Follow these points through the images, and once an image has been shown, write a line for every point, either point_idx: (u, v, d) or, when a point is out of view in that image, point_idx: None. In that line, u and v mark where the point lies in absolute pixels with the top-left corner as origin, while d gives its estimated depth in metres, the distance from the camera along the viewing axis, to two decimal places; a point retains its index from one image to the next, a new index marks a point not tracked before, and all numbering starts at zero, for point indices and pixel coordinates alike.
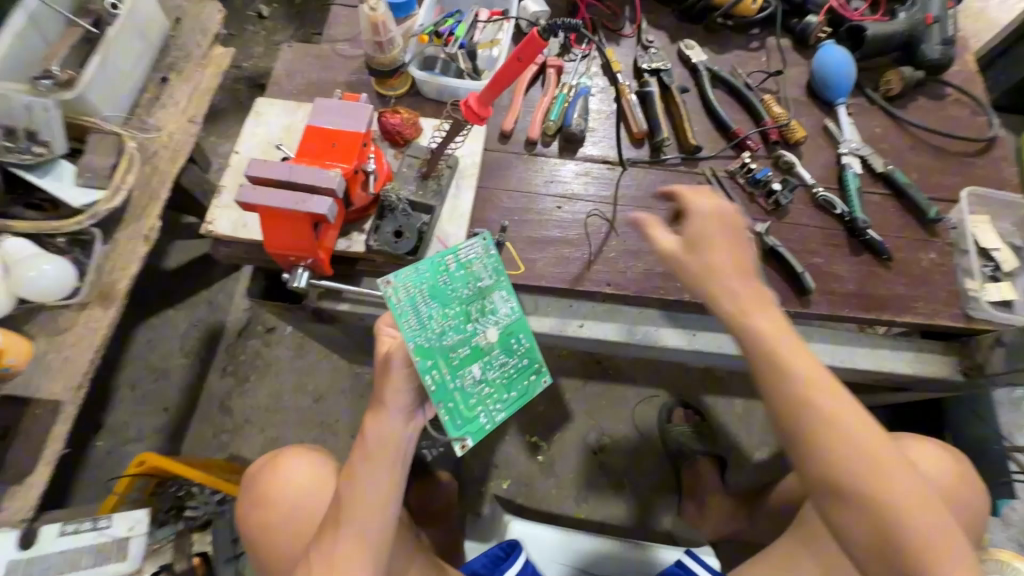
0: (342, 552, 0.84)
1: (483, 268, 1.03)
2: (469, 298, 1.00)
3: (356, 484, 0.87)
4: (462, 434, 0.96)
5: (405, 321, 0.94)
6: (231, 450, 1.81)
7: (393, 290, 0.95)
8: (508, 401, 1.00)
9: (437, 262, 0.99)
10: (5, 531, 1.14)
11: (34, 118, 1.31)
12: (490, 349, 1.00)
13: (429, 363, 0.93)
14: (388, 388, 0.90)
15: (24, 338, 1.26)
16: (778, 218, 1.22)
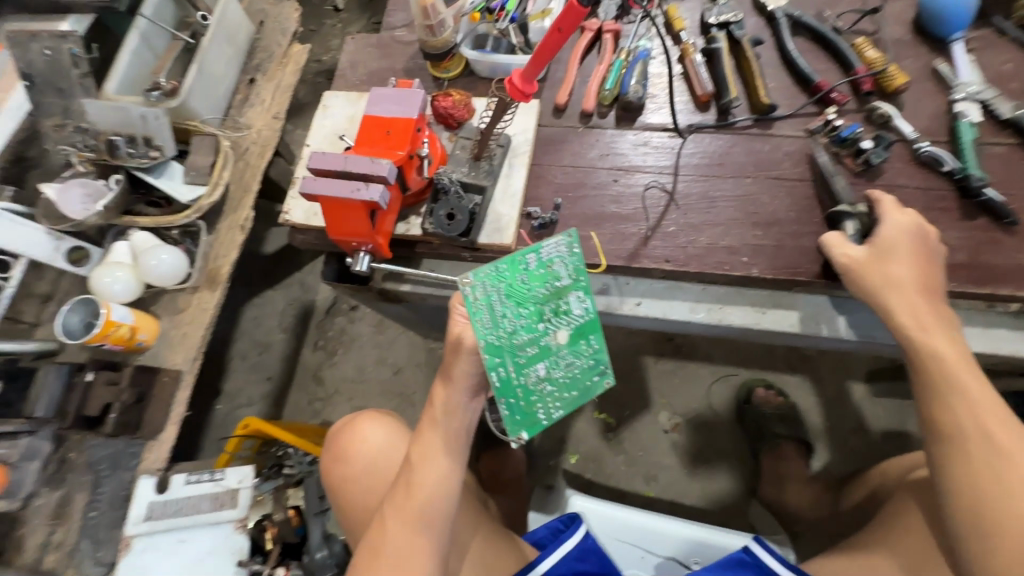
0: (414, 508, 0.92)
1: (564, 268, 0.97)
2: (545, 297, 0.97)
3: (427, 447, 0.95)
4: (520, 430, 0.97)
5: (478, 319, 0.93)
6: (323, 416, 2.00)
7: (470, 287, 0.93)
8: (567, 401, 0.99)
9: (518, 260, 0.95)
10: (144, 478, 1.36)
11: (149, 126, 1.48)
12: (558, 349, 0.98)
13: (497, 361, 0.94)
14: (454, 363, 0.96)
15: (153, 318, 1.49)
16: (868, 180, 1.09)
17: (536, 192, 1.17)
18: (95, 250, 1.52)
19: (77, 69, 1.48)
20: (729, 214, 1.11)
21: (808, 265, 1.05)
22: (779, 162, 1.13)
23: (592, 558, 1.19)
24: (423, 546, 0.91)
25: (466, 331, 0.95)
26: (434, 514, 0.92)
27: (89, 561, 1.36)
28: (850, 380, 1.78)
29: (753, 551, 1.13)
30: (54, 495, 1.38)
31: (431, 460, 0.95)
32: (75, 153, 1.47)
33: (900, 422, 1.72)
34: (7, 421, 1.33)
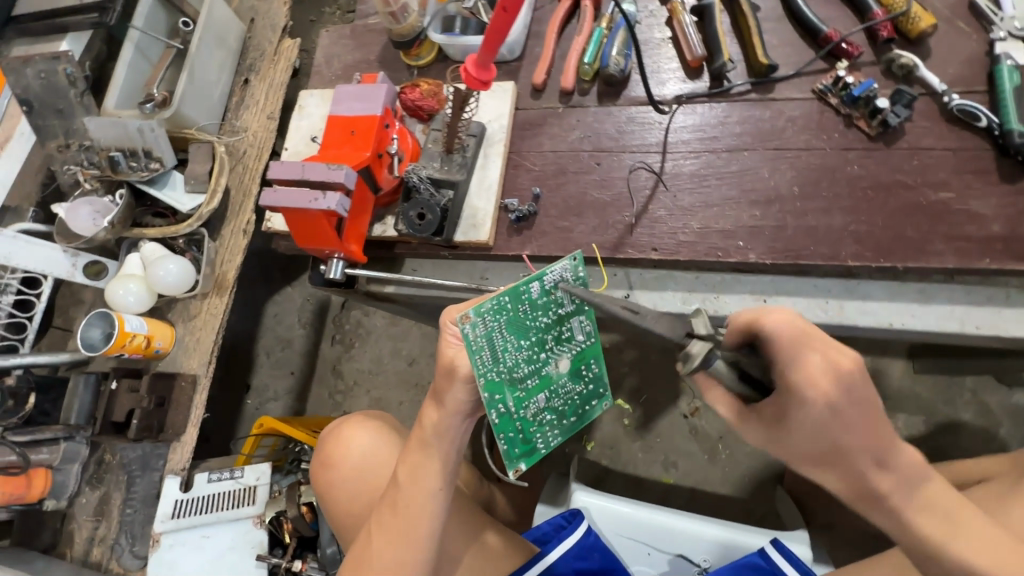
0: (400, 530, 0.91)
1: (569, 294, 0.88)
2: (547, 326, 0.88)
3: (415, 471, 0.92)
4: (519, 462, 0.91)
5: (477, 356, 0.84)
6: (344, 408, 2.05)
7: (470, 323, 0.84)
8: (565, 427, 0.95)
9: (521, 291, 0.85)
10: (171, 478, 1.41)
11: (146, 139, 1.47)
12: (559, 378, 0.92)
13: (497, 398, 0.87)
14: (446, 389, 0.88)
15: (167, 324, 1.54)
16: (885, 143, 0.96)
17: (514, 182, 1.12)
18: (111, 263, 1.57)
19: (75, 89, 1.53)
20: (723, 192, 1.00)
21: (813, 246, 0.94)
22: (781, 130, 1.01)
23: (594, 555, 1.12)
24: (407, 566, 0.90)
25: (459, 359, 0.86)
26: (419, 537, 0.91)
27: (127, 556, 1.43)
28: (890, 357, 1.62)
29: (768, 556, 1.05)
30: (95, 493, 1.48)
31: (418, 484, 0.91)
32: (80, 171, 1.49)
33: (948, 401, 1.56)
34: (45, 429, 1.42)
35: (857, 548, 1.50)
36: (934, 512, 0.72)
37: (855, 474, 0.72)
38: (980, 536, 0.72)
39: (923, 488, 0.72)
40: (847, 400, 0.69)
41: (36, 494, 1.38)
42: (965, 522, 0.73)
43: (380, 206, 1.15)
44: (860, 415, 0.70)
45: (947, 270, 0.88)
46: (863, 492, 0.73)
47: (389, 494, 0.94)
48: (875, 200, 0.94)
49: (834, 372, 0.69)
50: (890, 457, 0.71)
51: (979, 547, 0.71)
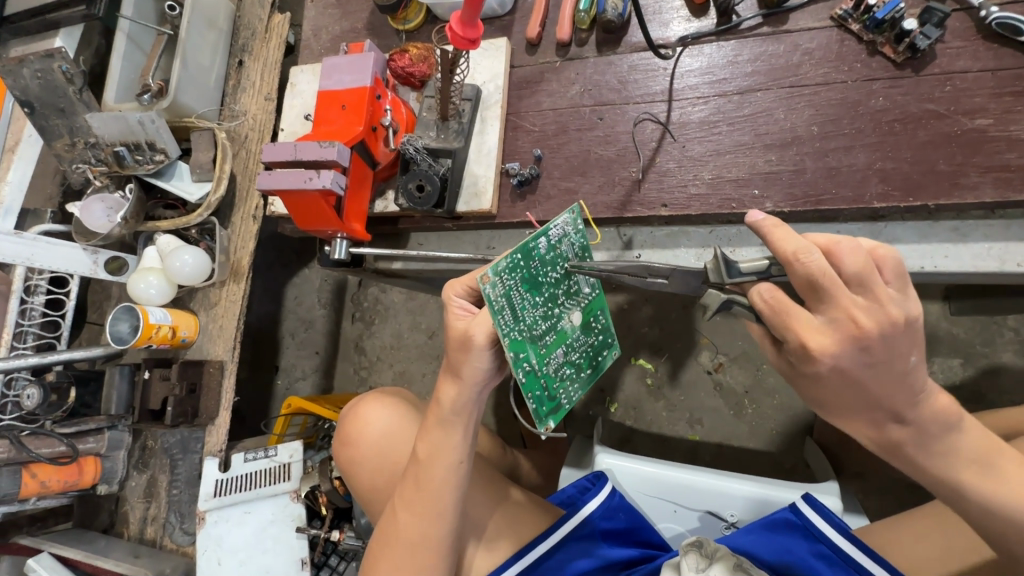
0: (424, 504, 0.93)
1: (571, 248, 0.88)
2: (556, 281, 0.87)
3: (434, 447, 0.93)
4: (549, 421, 0.86)
5: (500, 316, 0.80)
6: (370, 382, 2.10)
7: (490, 283, 0.79)
8: (584, 379, 0.94)
9: (530, 247, 0.82)
10: (209, 459, 1.47)
11: (148, 132, 1.44)
12: (573, 332, 0.90)
13: (523, 357, 0.82)
14: (463, 362, 0.86)
15: (190, 314, 1.57)
16: (913, 71, 0.88)
17: (514, 145, 1.08)
18: (130, 258, 1.59)
19: (72, 86, 1.49)
20: (735, 138, 0.94)
21: (835, 189, 0.88)
22: (797, 65, 0.93)
23: (620, 514, 1.11)
24: (434, 538, 0.93)
25: (474, 326, 0.84)
26: (444, 508, 0.93)
27: (178, 532, 1.49)
28: (924, 300, 1.54)
29: (802, 512, 0.97)
30: (144, 476, 1.56)
31: (438, 460, 0.92)
32: (89, 169, 1.50)
33: (987, 341, 1.48)
34: (88, 420, 1.48)
35: (892, 497, 1.47)
36: (960, 456, 0.72)
37: (874, 426, 0.73)
38: (1005, 474, 0.72)
39: (948, 437, 0.72)
40: (857, 363, 0.66)
41: (89, 481, 1.45)
42: (990, 463, 0.73)
43: (380, 180, 1.13)
44: (878, 375, 0.67)
45: (984, 204, 0.81)
46: (883, 442, 0.75)
47: (411, 470, 0.96)
48: (903, 133, 0.87)
49: (846, 334, 0.65)
50: (912, 411, 0.70)
51: (1002, 483, 0.72)
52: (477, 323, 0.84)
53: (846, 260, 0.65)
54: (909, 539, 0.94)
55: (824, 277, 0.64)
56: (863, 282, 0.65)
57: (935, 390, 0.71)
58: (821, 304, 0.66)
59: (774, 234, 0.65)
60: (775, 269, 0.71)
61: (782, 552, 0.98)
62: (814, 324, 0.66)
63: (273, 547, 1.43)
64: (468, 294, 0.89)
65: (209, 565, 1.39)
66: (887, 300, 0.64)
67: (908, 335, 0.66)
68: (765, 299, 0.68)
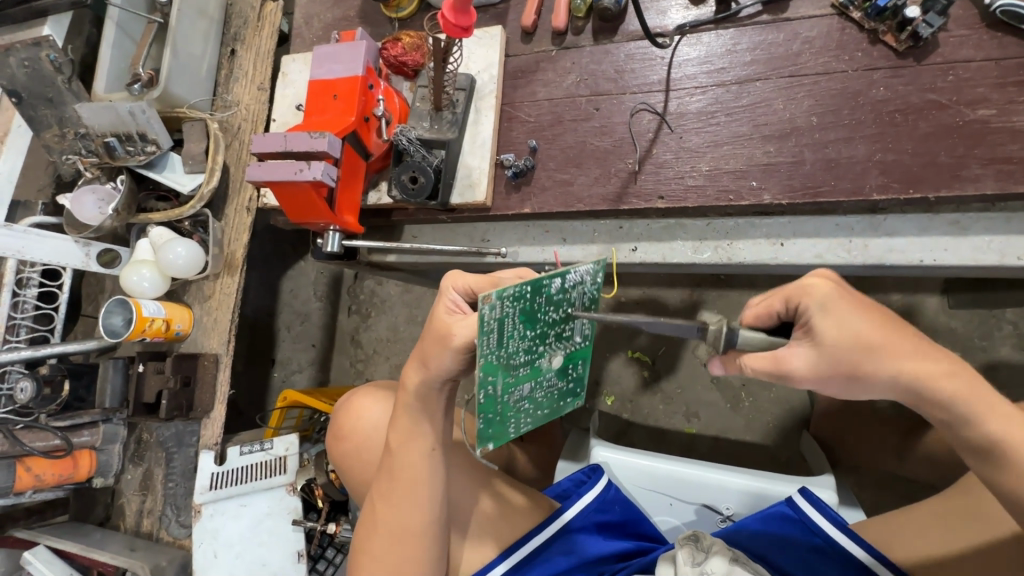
0: (401, 493, 0.93)
1: (579, 296, 0.85)
2: (553, 321, 0.83)
3: (406, 434, 0.93)
4: (488, 445, 0.84)
5: (485, 337, 0.75)
6: (366, 375, 2.09)
7: (490, 305, 0.73)
8: (537, 417, 0.92)
9: (544, 284, 0.77)
10: (205, 452, 1.45)
11: (138, 122, 1.42)
12: (548, 372, 0.88)
13: (489, 380, 0.79)
14: (433, 355, 0.85)
15: (184, 306, 1.55)
16: (916, 60, 0.86)
17: (509, 136, 1.06)
18: (123, 250, 1.56)
19: (60, 75, 1.46)
20: (733, 129, 0.93)
21: (834, 181, 0.87)
22: (797, 54, 0.91)
23: (615, 508, 1.11)
24: (413, 527, 0.92)
25: (456, 326, 0.82)
26: (420, 495, 0.92)
27: (174, 525, 1.48)
28: (923, 293, 1.53)
29: (798, 505, 0.97)
30: (139, 470, 1.55)
31: (411, 446, 0.93)
32: (79, 160, 1.48)
33: (985, 334, 1.48)
34: (82, 413, 1.46)
35: (887, 490, 1.47)
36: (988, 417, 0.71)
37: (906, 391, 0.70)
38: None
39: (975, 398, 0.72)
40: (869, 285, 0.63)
41: (83, 474, 1.45)
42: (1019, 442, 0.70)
43: (373, 172, 1.12)
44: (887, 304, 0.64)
45: (984, 196, 0.80)
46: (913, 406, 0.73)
47: (385, 461, 0.96)
48: (904, 124, 0.85)
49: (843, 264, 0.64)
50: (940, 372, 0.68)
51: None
52: (460, 324, 0.82)
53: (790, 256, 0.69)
54: (907, 536, 0.94)
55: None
56: None
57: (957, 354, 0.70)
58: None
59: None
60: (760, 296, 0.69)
61: (778, 544, 0.99)
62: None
63: (268, 540, 1.43)
64: (466, 292, 0.86)
65: (205, 557, 1.38)
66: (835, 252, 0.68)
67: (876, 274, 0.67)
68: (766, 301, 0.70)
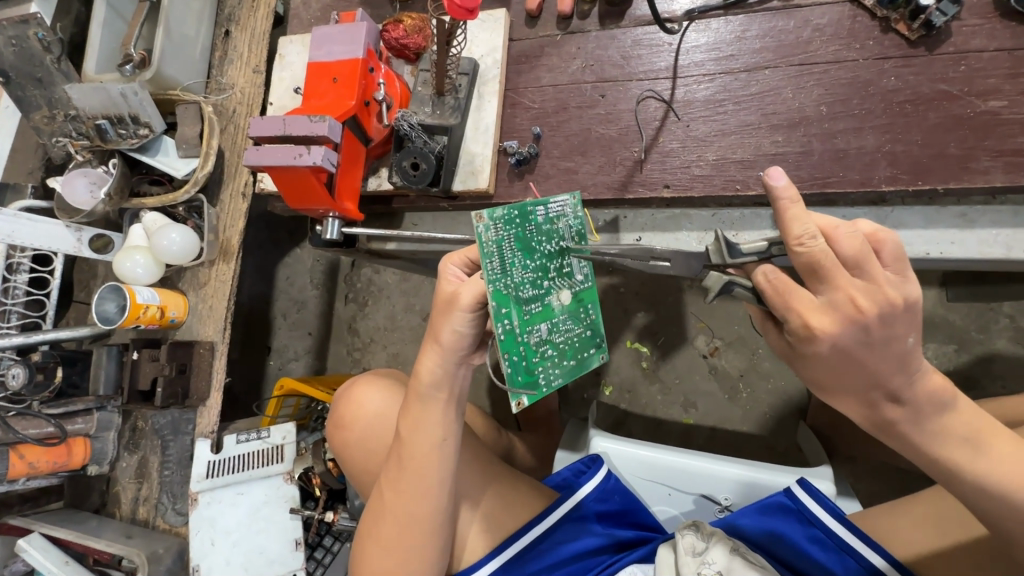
0: (409, 481, 0.92)
1: (568, 228, 0.87)
2: (551, 254, 0.85)
3: (416, 422, 0.92)
4: (522, 394, 0.81)
5: (487, 262, 0.79)
6: (363, 364, 2.08)
7: (483, 225, 0.79)
8: (566, 369, 0.87)
9: (530, 208, 0.82)
10: (200, 440, 1.43)
11: (130, 104, 1.38)
12: (561, 312, 0.87)
13: (504, 313, 0.80)
14: (444, 327, 0.85)
15: (179, 294, 1.53)
16: (928, 50, 0.85)
17: (512, 123, 1.04)
18: (116, 236, 1.53)
19: (49, 55, 1.42)
20: (741, 118, 0.91)
21: (843, 172, 0.86)
22: (808, 41, 0.90)
23: (615, 497, 1.11)
24: (420, 516, 0.92)
25: (462, 289, 0.83)
26: (429, 485, 0.92)
27: (170, 513, 1.47)
28: (921, 286, 1.53)
29: (796, 495, 0.98)
30: (134, 458, 1.51)
31: (421, 436, 0.91)
32: (70, 143, 1.45)
33: (982, 327, 1.49)
34: (76, 401, 1.44)
35: (883, 480, 1.48)
36: (950, 435, 0.71)
37: (868, 405, 0.72)
38: (999, 453, 0.70)
39: (942, 416, 0.70)
40: (859, 344, 0.65)
41: (78, 462, 1.43)
42: (983, 444, 0.70)
43: (373, 157, 1.10)
44: (874, 352, 0.66)
45: (991, 189, 0.80)
46: (876, 420, 0.73)
47: (395, 450, 0.95)
48: (914, 114, 0.84)
49: (845, 315, 0.65)
50: (907, 391, 0.69)
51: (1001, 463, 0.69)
52: (468, 286, 0.83)
53: (844, 245, 0.65)
54: (901, 524, 0.95)
55: (825, 261, 0.64)
56: (859, 265, 0.65)
57: (930, 369, 0.69)
58: (823, 284, 0.65)
59: (791, 206, 0.63)
60: (775, 249, 0.70)
61: (778, 537, 0.98)
62: (814, 305, 0.66)
63: (265, 528, 1.42)
64: (464, 265, 0.89)
65: (202, 545, 1.37)
66: (884, 282, 0.64)
67: (908, 317, 0.65)
68: (770, 279, 0.68)
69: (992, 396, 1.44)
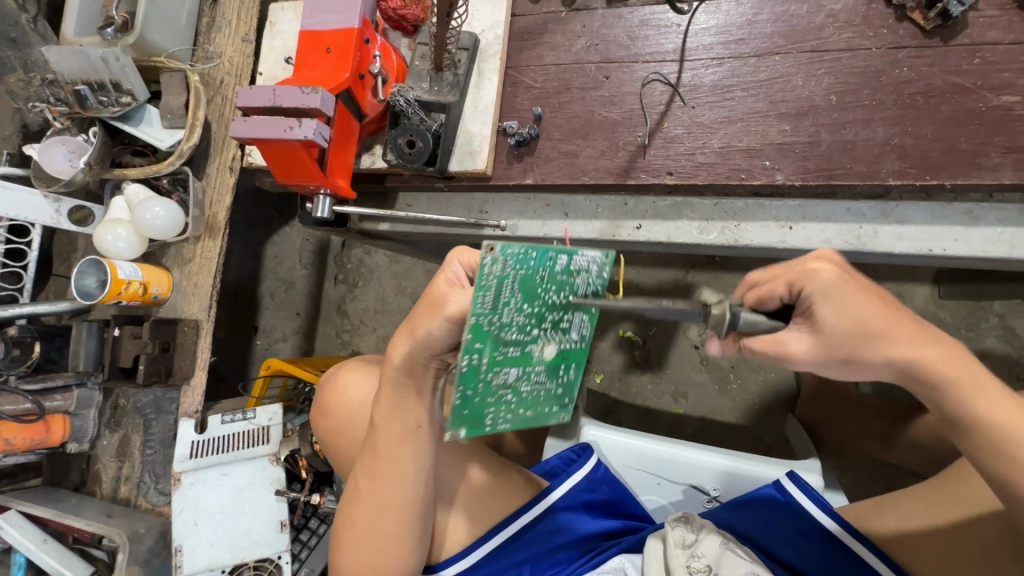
0: (383, 469, 0.90)
1: (585, 284, 0.80)
2: (555, 304, 0.78)
3: (389, 409, 0.89)
4: (460, 428, 0.76)
5: (480, 294, 0.70)
6: (352, 346, 2.05)
7: (493, 256, 0.69)
8: (518, 418, 0.82)
9: (553, 254, 0.73)
10: (184, 420, 1.40)
11: (111, 70, 1.32)
12: (539, 363, 0.81)
13: (475, 348, 0.73)
14: (422, 324, 0.79)
15: (162, 269, 1.48)
16: (942, 41, 0.83)
17: (512, 102, 1.01)
18: (96, 208, 1.47)
19: (25, 14, 1.42)
20: (748, 105, 0.89)
21: (850, 164, 0.84)
22: (820, 27, 0.87)
23: (603, 487, 1.10)
24: (396, 505, 0.91)
25: (453, 293, 0.76)
26: (404, 475, 0.90)
27: (152, 492, 1.44)
28: (914, 283, 1.54)
29: (785, 488, 0.98)
30: (116, 436, 1.48)
31: (395, 423, 0.89)
32: (47, 108, 1.38)
33: (971, 326, 1.50)
34: (55, 377, 1.39)
35: (867, 473, 1.50)
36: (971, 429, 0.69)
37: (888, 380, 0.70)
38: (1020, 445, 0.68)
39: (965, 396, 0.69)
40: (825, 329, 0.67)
41: (57, 439, 1.39)
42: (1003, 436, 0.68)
43: (366, 134, 1.06)
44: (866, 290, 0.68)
45: (999, 186, 0.78)
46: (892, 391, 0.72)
47: (370, 437, 0.93)
48: (925, 107, 0.82)
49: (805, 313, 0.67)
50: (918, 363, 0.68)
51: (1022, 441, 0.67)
52: (458, 293, 0.76)
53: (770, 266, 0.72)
54: (899, 518, 0.94)
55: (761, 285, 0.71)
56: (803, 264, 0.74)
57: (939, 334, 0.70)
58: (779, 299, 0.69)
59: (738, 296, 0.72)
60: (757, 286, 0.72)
61: (770, 527, 0.98)
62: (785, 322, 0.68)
63: (250, 509, 1.39)
64: (470, 265, 0.82)
65: (185, 526, 1.34)
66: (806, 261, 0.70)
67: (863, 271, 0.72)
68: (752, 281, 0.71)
69: None
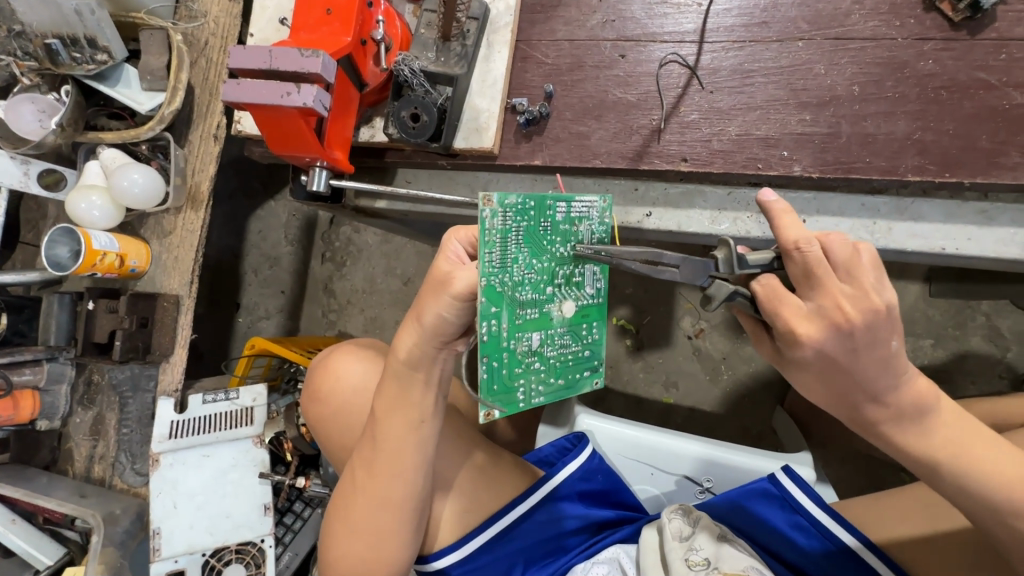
0: (382, 462, 0.88)
1: (589, 233, 0.79)
2: (562, 257, 0.77)
3: (391, 402, 0.86)
4: (494, 404, 0.74)
5: (487, 252, 0.70)
6: (339, 326, 1.99)
7: (490, 210, 0.70)
8: (552, 387, 0.80)
9: (548, 201, 0.74)
10: (163, 400, 1.34)
11: (86, 24, 1.22)
12: (559, 325, 0.79)
13: (494, 312, 0.72)
14: (428, 306, 0.75)
15: (140, 241, 1.39)
16: (967, 34, 0.81)
17: (522, 78, 0.97)
18: (69, 173, 1.37)
19: None
20: (768, 92, 0.86)
21: (869, 157, 0.82)
22: (845, 14, 0.85)
23: (598, 477, 1.09)
24: (393, 499, 0.88)
25: (458, 271, 0.73)
26: (404, 469, 0.87)
27: (128, 473, 1.38)
28: (907, 280, 1.55)
29: (780, 482, 0.97)
30: (89, 414, 1.41)
31: (396, 417, 0.86)
32: (14, 63, 1.27)
33: (959, 324, 1.52)
34: (24, 350, 1.32)
35: (851, 467, 1.52)
36: (940, 441, 0.71)
37: (850, 406, 0.71)
38: (985, 457, 0.70)
39: (927, 419, 0.71)
40: (843, 350, 0.65)
41: (26, 416, 1.32)
42: (969, 448, 0.71)
43: (367, 105, 1.01)
44: (861, 357, 0.65)
45: (1014, 186, 0.77)
46: (860, 421, 0.73)
47: (369, 428, 0.90)
48: (948, 102, 0.81)
49: (830, 322, 0.65)
50: (889, 393, 0.68)
51: (990, 471, 0.70)
52: (463, 272, 0.73)
53: (835, 250, 0.66)
54: (890, 518, 0.95)
55: (818, 265, 0.65)
56: (850, 271, 0.65)
57: (914, 374, 0.70)
58: (813, 290, 0.66)
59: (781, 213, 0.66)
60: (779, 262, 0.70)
61: (749, 516, 0.99)
62: (801, 311, 0.66)
63: (232, 492, 1.35)
64: (469, 241, 0.78)
65: (164, 508, 1.30)
66: (870, 288, 0.64)
67: (889, 322, 0.65)
68: (761, 283, 0.68)
69: (960, 391, 1.49)
